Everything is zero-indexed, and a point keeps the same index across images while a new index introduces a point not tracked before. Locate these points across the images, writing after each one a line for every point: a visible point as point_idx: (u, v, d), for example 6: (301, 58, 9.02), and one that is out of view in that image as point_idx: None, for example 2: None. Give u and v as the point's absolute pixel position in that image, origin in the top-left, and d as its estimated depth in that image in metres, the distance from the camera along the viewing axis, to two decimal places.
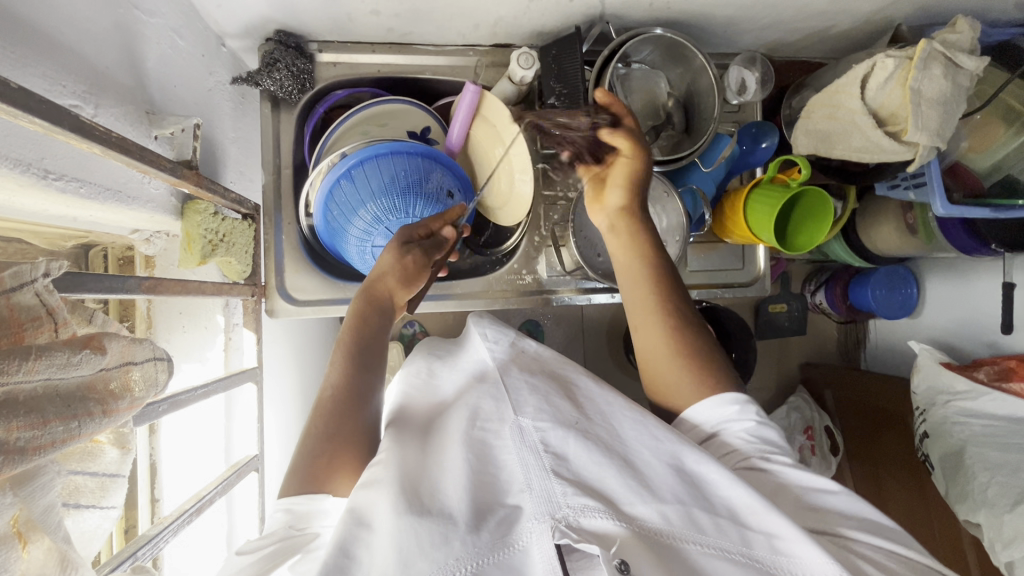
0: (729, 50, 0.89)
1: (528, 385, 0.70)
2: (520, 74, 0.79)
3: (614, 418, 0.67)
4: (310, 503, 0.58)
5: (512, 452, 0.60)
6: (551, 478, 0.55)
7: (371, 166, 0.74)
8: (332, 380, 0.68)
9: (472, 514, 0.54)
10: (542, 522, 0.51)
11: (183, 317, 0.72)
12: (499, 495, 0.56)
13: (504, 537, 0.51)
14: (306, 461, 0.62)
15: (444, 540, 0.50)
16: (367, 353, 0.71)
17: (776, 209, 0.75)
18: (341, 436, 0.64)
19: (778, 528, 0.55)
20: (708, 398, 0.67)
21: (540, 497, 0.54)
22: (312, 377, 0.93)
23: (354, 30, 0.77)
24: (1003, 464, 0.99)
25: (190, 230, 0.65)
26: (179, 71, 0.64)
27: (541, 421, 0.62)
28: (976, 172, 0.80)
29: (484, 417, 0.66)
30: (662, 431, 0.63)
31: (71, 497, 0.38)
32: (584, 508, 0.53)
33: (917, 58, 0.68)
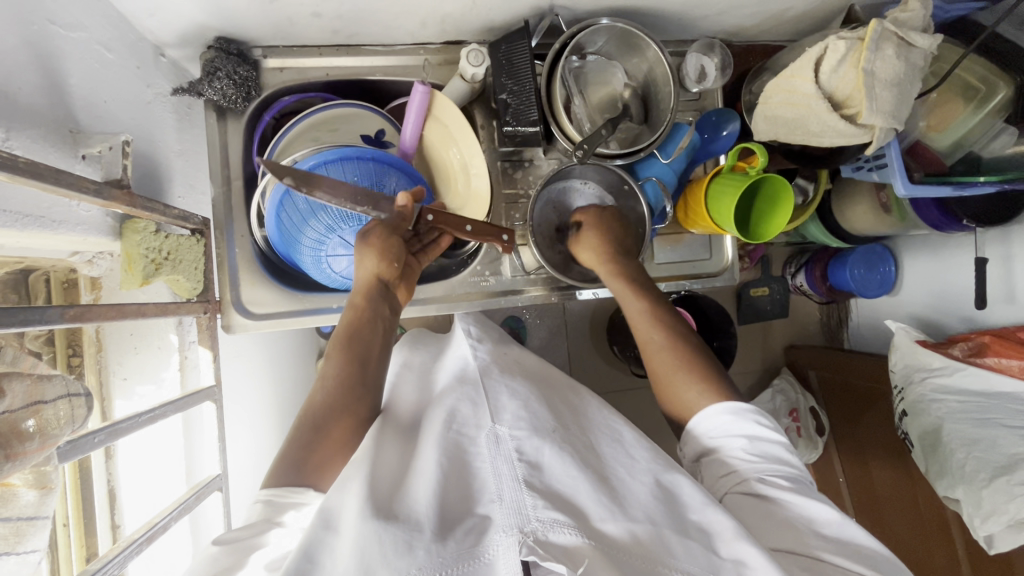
0: (686, 37, 0.87)
1: (507, 389, 0.70)
2: (471, 72, 0.78)
3: (591, 437, 0.68)
4: (294, 495, 0.58)
5: (487, 460, 0.59)
6: (523, 489, 0.54)
7: (320, 174, 0.72)
8: (326, 372, 0.68)
9: (439, 522, 0.51)
10: (510, 535, 0.49)
11: (134, 338, 0.71)
12: (469, 503, 0.55)
13: (470, 548, 0.49)
14: (292, 453, 0.62)
15: (407, 549, 0.48)
16: (361, 352, 0.69)
17: (736, 196, 0.74)
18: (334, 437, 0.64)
19: (746, 556, 0.54)
20: (714, 404, 0.71)
21: (510, 508, 0.52)
22: (281, 390, 0.92)
23: (298, 33, 0.75)
24: (977, 439, 0.99)
25: (130, 251, 0.63)
26: (110, 86, 0.62)
27: (518, 429, 0.62)
28: (938, 151, 0.79)
29: (461, 419, 0.65)
30: (637, 450, 0.66)
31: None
32: (552, 523, 0.51)
33: (868, 38, 0.67)
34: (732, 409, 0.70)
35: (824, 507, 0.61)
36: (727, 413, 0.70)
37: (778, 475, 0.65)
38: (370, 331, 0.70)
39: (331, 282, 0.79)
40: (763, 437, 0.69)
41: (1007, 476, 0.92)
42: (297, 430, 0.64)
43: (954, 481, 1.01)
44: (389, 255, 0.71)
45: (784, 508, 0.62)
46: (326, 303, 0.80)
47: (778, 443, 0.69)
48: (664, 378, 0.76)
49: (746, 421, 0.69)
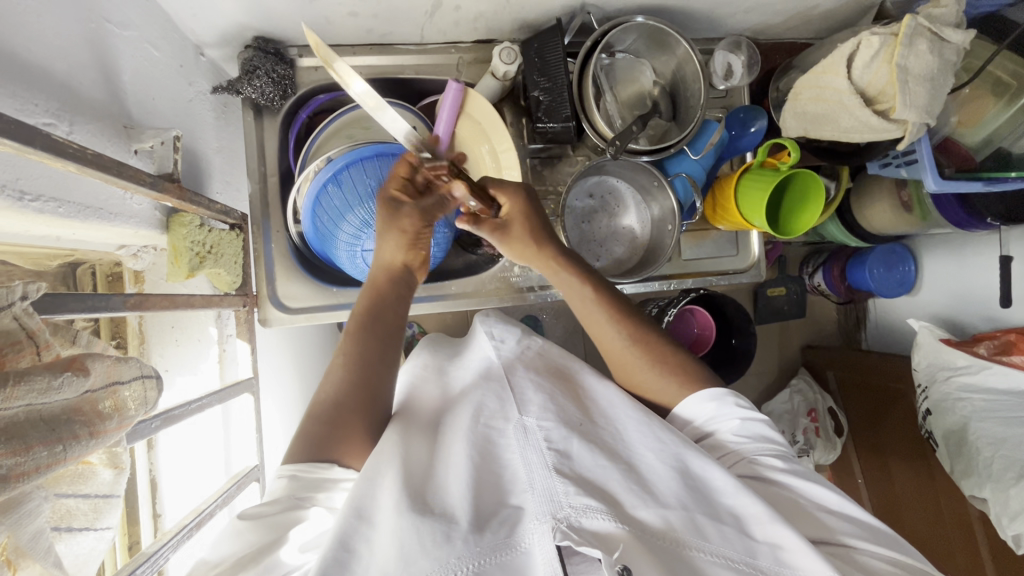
0: (713, 35, 0.88)
1: (533, 384, 0.69)
2: (504, 69, 0.79)
3: (618, 423, 0.66)
4: (319, 471, 0.58)
5: (516, 451, 0.60)
6: (553, 476, 0.55)
7: (357, 169, 0.74)
8: (344, 350, 0.67)
9: (474, 515, 0.53)
10: (543, 522, 0.51)
11: (175, 329, 0.72)
12: (503, 496, 0.56)
13: (508, 538, 0.51)
14: (315, 427, 0.61)
15: (446, 539, 0.49)
16: (377, 331, 0.69)
17: (769, 192, 0.74)
18: (351, 422, 0.62)
19: (783, 540, 0.55)
20: (693, 394, 0.70)
21: (543, 496, 0.53)
22: (311, 385, 0.93)
23: (334, 33, 0.76)
24: (1005, 437, 0.99)
25: (176, 244, 0.64)
26: (157, 83, 0.64)
27: (545, 420, 0.62)
28: (969, 147, 0.80)
29: (487, 414, 0.65)
30: (666, 433, 0.62)
31: (62, 521, 0.39)
32: (585, 509, 0.52)
33: (902, 33, 0.67)
34: (709, 395, 0.69)
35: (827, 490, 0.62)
36: (709, 399, 0.68)
37: (772, 455, 0.65)
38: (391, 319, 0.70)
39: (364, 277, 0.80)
40: (751, 416, 0.68)
41: None
42: (316, 408, 0.63)
43: (983, 479, 1.00)
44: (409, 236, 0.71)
45: (786, 485, 0.62)
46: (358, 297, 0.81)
47: (764, 421, 0.69)
48: (629, 368, 0.74)
49: (725, 403, 0.68)
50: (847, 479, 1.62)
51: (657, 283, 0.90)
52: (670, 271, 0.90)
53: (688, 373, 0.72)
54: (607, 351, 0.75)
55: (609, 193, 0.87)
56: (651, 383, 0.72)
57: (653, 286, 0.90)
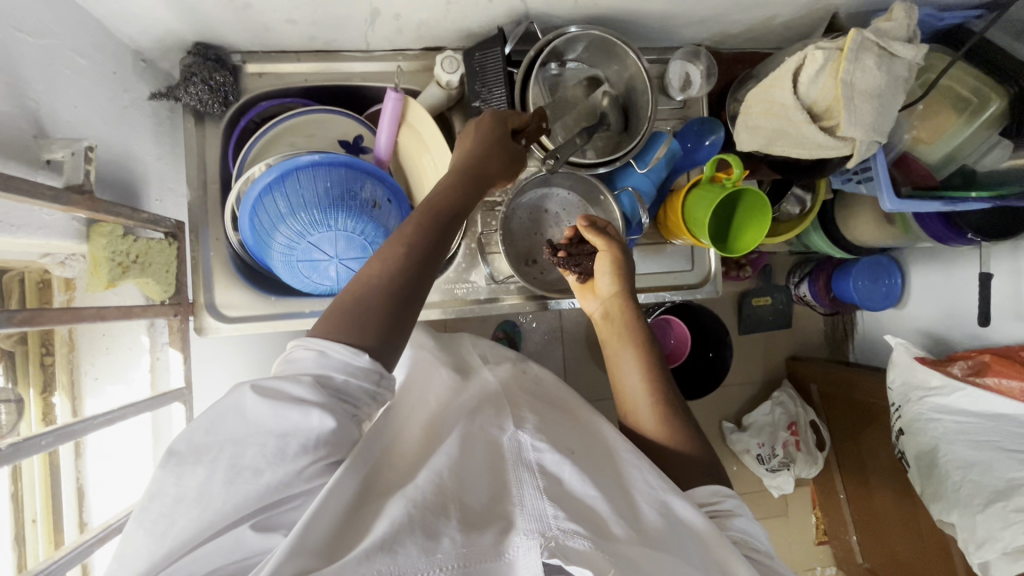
0: (670, 44, 0.86)
1: (534, 410, 0.69)
2: (446, 78, 0.77)
3: (617, 453, 0.64)
4: (348, 356, 0.49)
5: (506, 471, 0.57)
6: (542, 498, 0.53)
7: (292, 180, 0.73)
8: (408, 236, 0.58)
9: (465, 516, 0.51)
10: (531, 538, 0.49)
11: (106, 338, 0.72)
12: (493, 506, 0.53)
13: (498, 548, 0.49)
14: (356, 306, 0.52)
15: (433, 537, 0.48)
16: (446, 234, 0.61)
17: (712, 210, 0.72)
18: (391, 316, 0.53)
19: None
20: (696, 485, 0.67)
21: (531, 515, 0.51)
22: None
23: (275, 39, 0.75)
24: (975, 462, 0.95)
25: (97, 254, 0.64)
26: (82, 91, 0.63)
27: (539, 440, 0.61)
28: (929, 164, 0.77)
29: (483, 422, 0.64)
30: (656, 476, 0.60)
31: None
32: (572, 533, 0.50)
33: (847, 49, 0.65)
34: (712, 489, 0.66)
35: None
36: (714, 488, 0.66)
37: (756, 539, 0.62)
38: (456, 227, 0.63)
39: (303, 287, 0.78)
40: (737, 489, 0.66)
41: (1003, 501, 0.89)
42: (356, 284, 0.54)
43: (950, 504, 0.97)
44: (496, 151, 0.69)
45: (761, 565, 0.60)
46: (298, 307, 0.80)
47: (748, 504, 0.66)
48: (628, 404, 0.76)
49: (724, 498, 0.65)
50: (828, 495, 1.59)
51: None
52: None
53: (674, 409, 0.74)
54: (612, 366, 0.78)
55: (561, 208, 0.85)
56: (644, 424, 0.74)
57: None
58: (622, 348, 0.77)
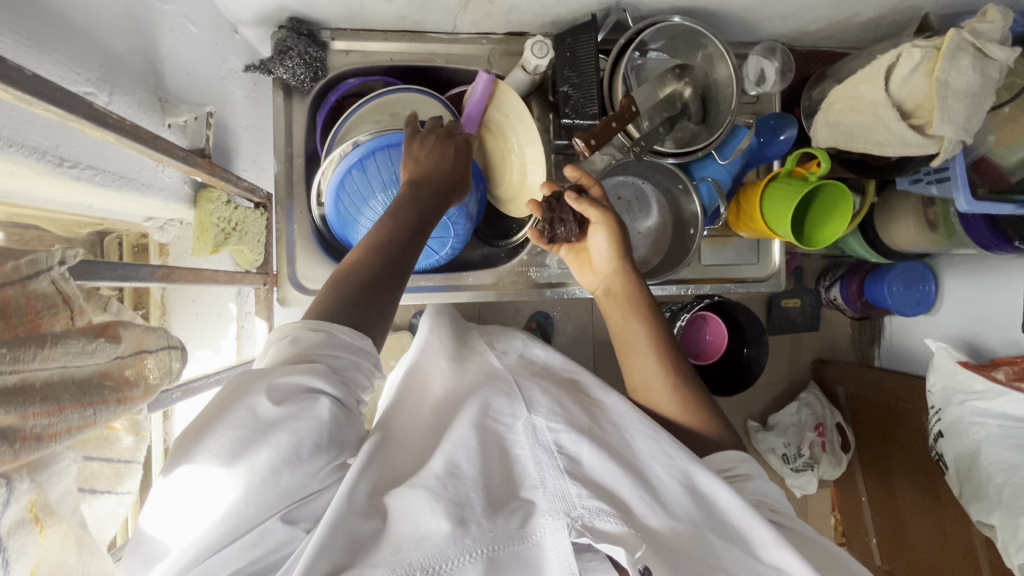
0: (748, 39, 0.87)
1: (541, 389, 0.69)
2: (534, 63, 0.78)
3: (627, 430, 0.64)
4: (354, 337, 0.53)
5: (525, 449, 0.59)
6: (565, 478, 0.54)
7: (383, 155, 0.74)
8: (376, 238, 0.62)
9: (487, 499, 0.52)
10: (557, 519, 0.51)
11: (195, 304, 0.73)
12: (514, 487, 0.55)
13: (521, 529, 0.50)
14: (355, 291, 0.57)
15: (461, 521, 0.49)
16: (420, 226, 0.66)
17: (794, 203, 0.74)
18: (380, 295, 0.58)
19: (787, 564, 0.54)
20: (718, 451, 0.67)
21: (555, 495, 0.53)
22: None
23: (367, 17, 0.76)
24: (1017, 464, 0.97)
25: (203, 219, 0.66)
26: (193, 59, 0.64)
27: (555, 422, 0.61)
28: (1003, 167, 0.77)
29: (496, 410, 0.63)
30: (675, 447, 0.60)
31: (86, 482, 0.40)
32: (599, 512, 0.52)
33: (945, 48, 0.66)
34: (733, 455, 0.67)
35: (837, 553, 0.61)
36: (734, 458, 0.66)
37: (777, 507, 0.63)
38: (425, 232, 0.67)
39: None
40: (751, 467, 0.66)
41: None
42: (353, 273, 0.58)
43: (991, 506, 0.99)
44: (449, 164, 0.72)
45: (793, 534, 0.61)
46: None
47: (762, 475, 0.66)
48: (642, 381, 0.75)
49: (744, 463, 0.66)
50: (848, 496, 1.61)
51: (675, 286, 0.89)
52: (689, 276, 0.90)
53: (687, 385, 0.72)
54: (625, 351, 0.77)
55: (633, 194, 0.87)
56: (663, 408, 0.72)
57: (670, 290, 0.89)
58: (629, 324, 0.76)
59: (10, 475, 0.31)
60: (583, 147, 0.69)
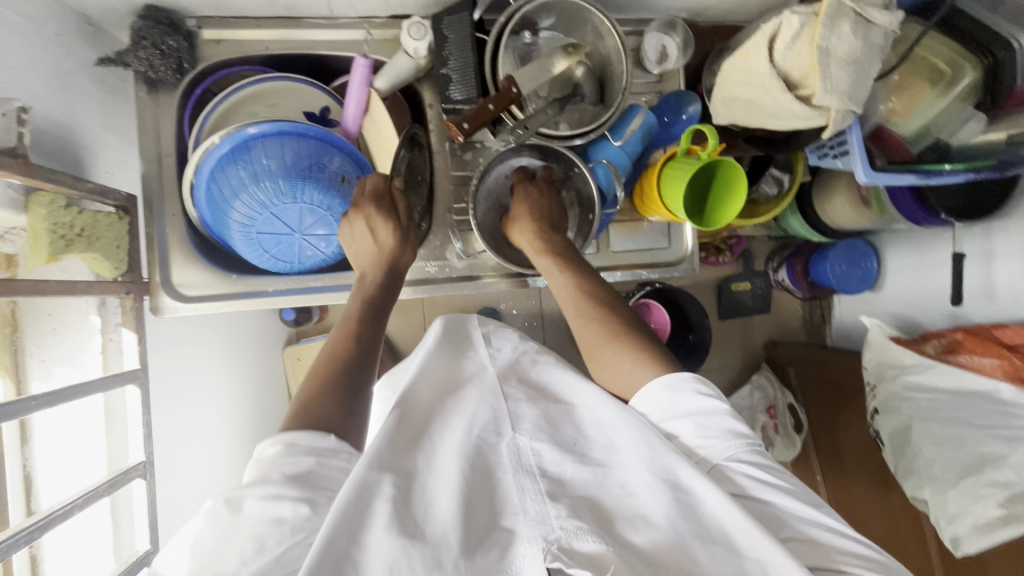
0: (646, 16, 0.84)
1: (526, 396, 0.67)
2: (413, 45, 0.74)
3: (614, 433, 0.61)
4: (314, 440, 0.53)
5: (510, 473, 0.56)
6: (545, 500, 0.53)
7: (258, 148, 0.70)
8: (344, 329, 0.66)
9: (464, 535, 0.49)
10: (533, 545, 0.49)
11: (52, 318, 0.68)
12: (496, 515, 0.53)
13: (498, 563, 0.48)
14: (315, 401, 0.57)
15: (435, 564, 0.46)
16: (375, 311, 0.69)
17: (687, 180, 0.70)
18: (342, 387, 0.59)
19: (772, 557, 0.49)
20: (655, 382, 0.64)
21: (534, 519, 0.51)
22: (228, 396, 0.93)
23: (231, 3, 0.71)
24: (948, 438, 0.93)
25: (36, 226, 0.60)
26: (15, 50, 0.59)
27: (538, 441, 0.60)
28: (904, 138, 0.76)
29: (481, 424, 0.62)
30: (661, 443, 0.56)
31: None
32: (576, 531, 0.50)
33: (823, 14, 0.63)
34: (664, 382, 0.63)
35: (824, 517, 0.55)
36: (662, 387, 0.63)
37: (756, 465, 0.57)
38: (382, 308, 0.70)
39: (264, 263, 0.74)
40: (710, 407, 0.60)
41: (974, 476, 0.87)
42: (311, 384, 0.59)
43: (923, 481, 0.95)
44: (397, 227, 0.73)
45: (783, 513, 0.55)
46: (260, 286, 0.77)
47: (728, 410, 0.61)
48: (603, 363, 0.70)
49: (677, 385, 0.62)
50: (804, 477, 1.60)
51: None
52: (600, 263, 0.87)
53: (657, 360, 0.66)
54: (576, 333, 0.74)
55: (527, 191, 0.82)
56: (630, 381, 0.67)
57: None
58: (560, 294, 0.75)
59: None
60: (453, 129, 0.67)
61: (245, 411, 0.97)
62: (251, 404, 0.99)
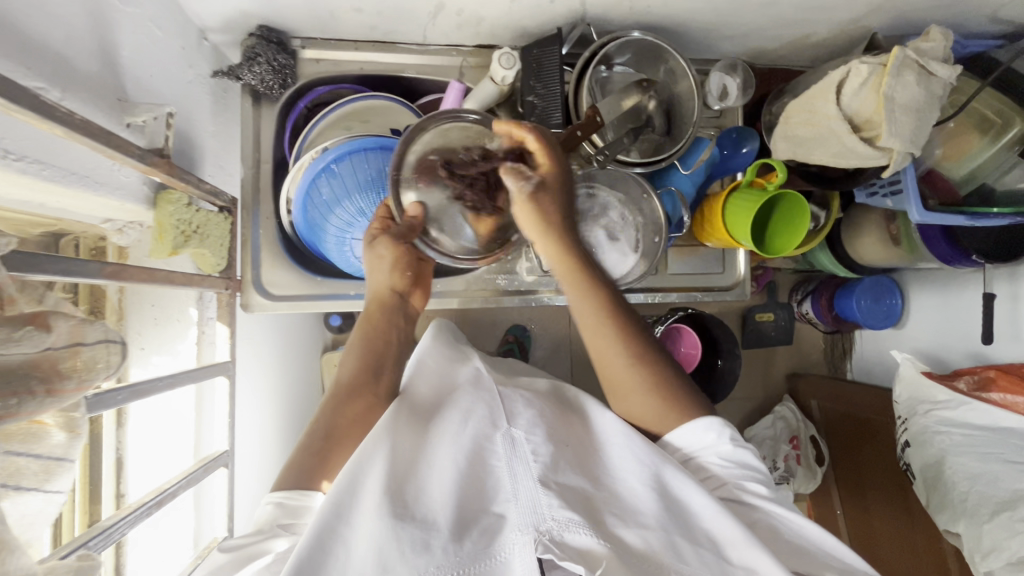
0: (710, 57, 0.90)
1: (524, 399, 0.66)
2: (502, 74, 0.79)
3: (607, 441, 0.64)
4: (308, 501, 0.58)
5: (503, 460, 0.58)
6: (538, 487, 0.54)
7: (359, 157, 0.74)
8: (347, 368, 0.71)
9: (454, 521, 0.52)
10: (526, 533, 0.51)
11: (154, 309, 0.71)
12: (485, 501, 0.55)
13: (486, 548, 0.50)
14: (303, 456, 0.62)
15: (424, 546, 0.49)
16: (376, 357, 0.72)
17: (754, 210, 0.75)
18: (338, 443, 0.64)
19: (757, 563, 0.54)
20: (689, 421, 0.66)
21: (526, 507, 0.53)
22: (284, 392, 0.96)
23: (337, 27, 0.78)
24: (981, 473, 0.93)
25: (162, 221, 0.65)
26: (156, 61, 0.64)
27: (533, 435, 0.60)
28: (953, 180, 0.81)
29: (473, 420, 0.62)
30: (646, 450, 0.61)
31: (9, 479, 0.34)
32: (568, 523, 0.52)
33: (890, 64, 0.69)
34: (706, 424, 0.66)
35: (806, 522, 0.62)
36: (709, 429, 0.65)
37: (755, 480, 0.64)
38: (388, 352, 0.74)
39: (351, 269, 0.80)
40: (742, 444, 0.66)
41: (1010, 512, 0.87)
42: (306, 434, 0.65)
43: (956, 515, 0.94)
44: (403, 266, 0.73)
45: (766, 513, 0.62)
46: (343, 289, 0.82)
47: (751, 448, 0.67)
48: (619, 390, 0.70)
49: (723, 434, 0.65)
50: (823, 510, 1.60)
51: (643, 294, 0.90)
52: (657, 283, 0.91)
53: (680, 404, 0.67)
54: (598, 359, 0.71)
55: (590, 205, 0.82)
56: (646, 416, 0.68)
57: (638, 297, 0.91)
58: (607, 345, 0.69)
59: None
60: None
61: (294, 414, 1.00)
62: (298, 405, 1.01)
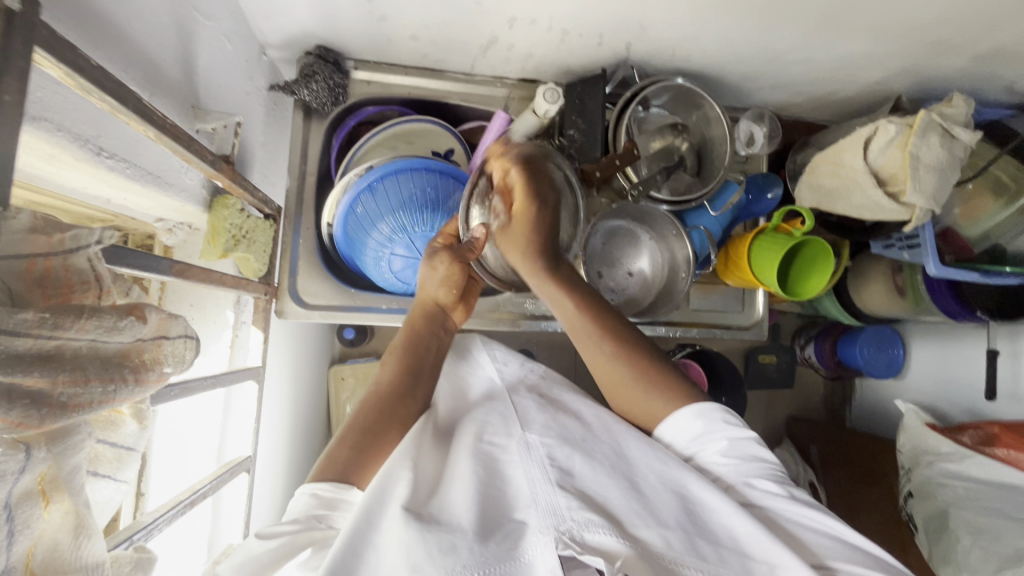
0: (740, 105, 0.94)
1: (536, 405, 0.67)
2: (544, 107, 0.82)
3: (617, 435, 0.63)
4: (340, 493, 0.57)
5: (520, 468, 0.57)
6: (556, 491, 0.53)
7: (391, 181, 0.74)
8: (391, 371, 0.71)
9: (478, 524, 0.50)
10: (545, 534, 0.48)
11: (192, 309, 0.72)
12: (507, 509, 0.52)
13: (510, 551, 0.48)
14: (341, 452, 0.61)
15: (451, 547, 0.46)
16: (419, 366, 0.72)
17: (780, 255, 0.78)
18: (376, 443, 0.63)
19: (782, 560, 0.51)
20: (676, 413, 0.66)
21: (546, 510, 0.51)
22: (296, 401, 0.96)
23: (391, 53, 0.81)
24: (985, 528, 0.90)
25: (215, 224, 0.66)
26: (225, 72, 0.67)
27: (547, 438, 0.60)
28: (968, 238, 0.84)
29: (490, 431, 0.63)
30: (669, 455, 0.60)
31: (89, 464, 0.38)
32: (587, 523, 0.50)
33: (916, 126, 0.73)
34: (693, 412, 0.65)
35: (823, 517, 0.57)
36: (693, 416, 0.64)
37: (764, 477, 0.60)
38: (429, 360, 0.74)
39: (386, 283, 0.81)
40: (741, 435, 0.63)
41: None
42: (346, 428, 0.64)
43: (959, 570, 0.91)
44: (452, 283, 0.75)
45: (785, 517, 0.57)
46: (374, 303, 0.83)
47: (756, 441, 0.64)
48: (623, 396, 0.70)
49: (709, 417, 0.64)
50: None
51: (664, 327, 0.92)
52: (679, 318, 0.93)
53: (681, 389, 0.68)
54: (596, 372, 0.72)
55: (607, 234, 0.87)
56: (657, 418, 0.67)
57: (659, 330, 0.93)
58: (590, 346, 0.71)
59: (29, 441, 0.31)
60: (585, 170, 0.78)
61: (303, 425, 0.99)
62: (306, 417, 1.00)
